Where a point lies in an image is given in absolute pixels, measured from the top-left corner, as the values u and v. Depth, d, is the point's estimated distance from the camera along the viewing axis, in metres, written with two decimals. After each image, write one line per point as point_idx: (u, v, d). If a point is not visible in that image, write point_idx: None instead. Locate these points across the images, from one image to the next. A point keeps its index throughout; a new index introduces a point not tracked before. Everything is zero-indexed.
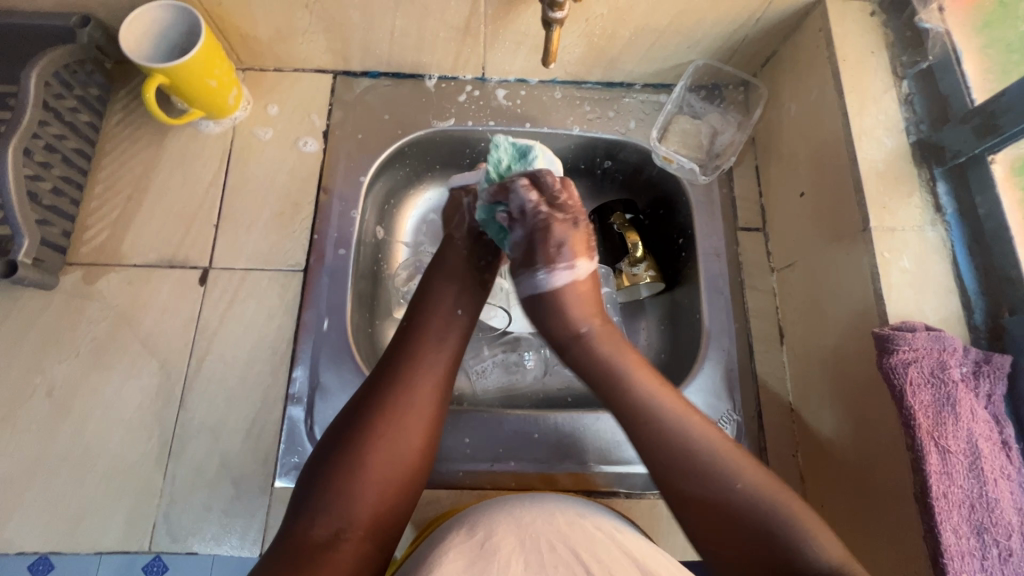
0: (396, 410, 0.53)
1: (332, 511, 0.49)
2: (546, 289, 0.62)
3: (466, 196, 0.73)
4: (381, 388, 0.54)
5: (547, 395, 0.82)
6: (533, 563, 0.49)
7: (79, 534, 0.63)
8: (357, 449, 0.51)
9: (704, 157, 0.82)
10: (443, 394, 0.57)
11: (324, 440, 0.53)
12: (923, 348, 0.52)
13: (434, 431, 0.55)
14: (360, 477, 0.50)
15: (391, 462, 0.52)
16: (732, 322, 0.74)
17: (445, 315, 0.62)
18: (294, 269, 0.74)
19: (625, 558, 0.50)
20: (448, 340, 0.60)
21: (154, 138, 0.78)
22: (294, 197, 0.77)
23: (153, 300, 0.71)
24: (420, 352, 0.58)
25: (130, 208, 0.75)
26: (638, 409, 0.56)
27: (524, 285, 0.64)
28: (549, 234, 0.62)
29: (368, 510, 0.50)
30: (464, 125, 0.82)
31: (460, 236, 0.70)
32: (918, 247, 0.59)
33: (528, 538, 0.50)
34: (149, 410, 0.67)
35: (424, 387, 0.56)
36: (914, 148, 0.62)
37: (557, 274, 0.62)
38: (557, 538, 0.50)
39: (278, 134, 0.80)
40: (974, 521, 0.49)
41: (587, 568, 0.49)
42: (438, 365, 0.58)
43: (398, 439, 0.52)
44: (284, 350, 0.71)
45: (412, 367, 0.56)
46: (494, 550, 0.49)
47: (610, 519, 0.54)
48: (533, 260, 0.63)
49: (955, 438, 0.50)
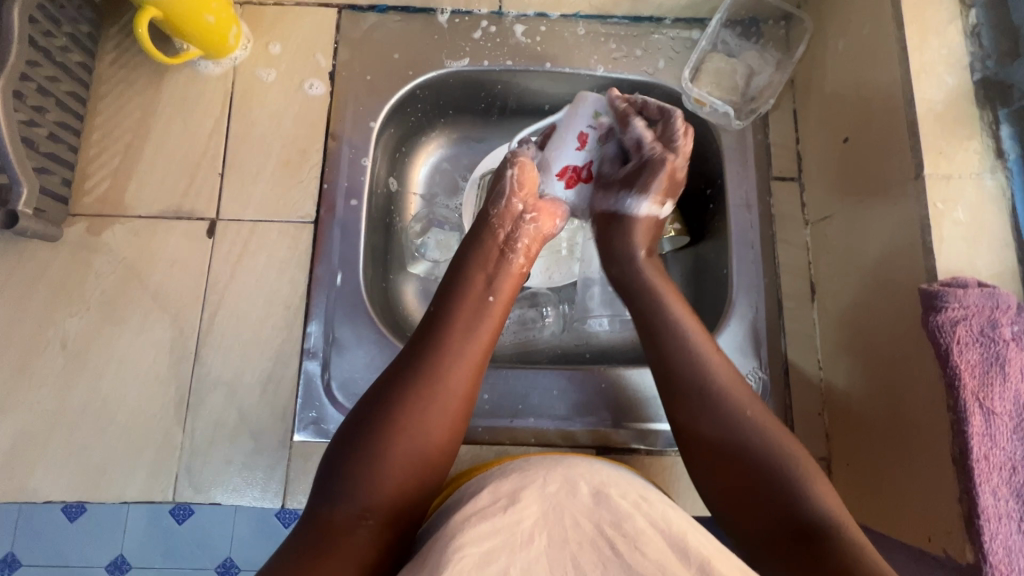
0: (419, 400, 0.52)
1: (355, 497, 0.48)
2: (624, 214, 0.67)
3: (509, 166, 0.65)
4: (408, 377, 0.54)
5: (563, 351, 0.81)
6: (557, 536, 0.48)
7: (102, 486, 0.63)
8: (380, 437, 0.50)
9: (739, 100, 0.76)
10: (474, 384, 0.56)
11: (347, 426, 0.53)
12: (974, 306, 0.49)
13: (462, 420, 0.54)
14: (384, 465, 0.50)
15: (416, 453, 0.51)
16: (761, 278, 0.72)
17: (473, 303, 0.59)
18: (304, 220, 0.71)
19: (654, 530, 0.48)
20: (476, 329, 0.58)
21: (151, 80, 0.73)
22: (301, 144, 0.73)
23: (162, 253, 0.69)
24: (449, 341, 0.56)
25: (131, 156, 0.71)
26: (703, 384, 0.55)
27: (610, 207, 0.68)
28: (653, 169, 0.65)
29: (390, 497, 0.49)
30: (479, 65, 0.77)
31: (495, 215, 0.64)
32: (975, 197, 0.54)
33: (551, 509, 0.49)
34: (163, 364, 0.66)
35: (451, 378, 0.54)
36: (977, 87, 0.56)
37: (646, 205, 0.67)
38: (581, 512, 0.49)
39: (282, 74, 0.75)
40: (1014, 483, 0.47)
41: (611, 544, 0.47)
42: (468, 355, 0.56)
43: (423, 430, 0.52)
44: (296, 304, 0.69)
45: (440, 357, 0.55)
46: (518, 520, 0.48)
47: (637, 487, 0.53)
48: (628, 190, 0.66)
49: (1001, 400, 0.48)
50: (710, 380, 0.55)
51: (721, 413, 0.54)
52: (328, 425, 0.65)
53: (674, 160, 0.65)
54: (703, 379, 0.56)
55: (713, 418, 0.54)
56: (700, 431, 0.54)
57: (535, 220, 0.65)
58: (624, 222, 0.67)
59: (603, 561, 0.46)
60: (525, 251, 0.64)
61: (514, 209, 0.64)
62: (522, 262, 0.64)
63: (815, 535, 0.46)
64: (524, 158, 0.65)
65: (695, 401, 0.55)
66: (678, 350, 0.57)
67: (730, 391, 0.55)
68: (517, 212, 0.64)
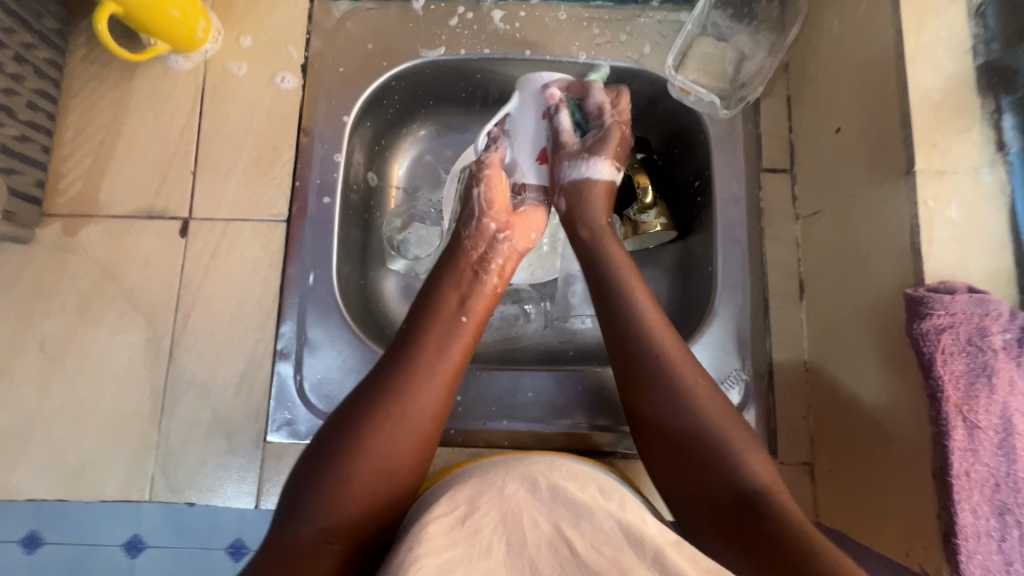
0: (385, 422, 0.51)
1: (318, 519, 0.48)
2: (584, 175, 0.65)
3: (478, 183, 0.64)
4: (375, 398, 0.53)
5: (546, 348, 0.79)
6: (515, 538, 0.47)
7: (82, 484, 0.64)
8: (345, 460, 0.50)
9: (727, 88, 0.71)
10: (444, 405, 0.54)
11: (314, 447, 0.52)
12: (962, 313, 0.46)
13: (431, 441, 0.54)
14: (348, 488, 0.49)
15: (381, 475, 0.50)
16: (747, 276, 0.69)
17: (445, 321, 0.57)
18: (276, 219, 0.70)
19: (613, 526, 0.48)
20: (448, 348, 0.56)
21: (122, 76, 0.72)
22: (273, 140, 0.72)
23: (136, 253, 0.69)
24: (419, 361, 0.55)
25: (104, 154, 0.71)
26: (665, 386, 0.54)
27: (570, 171, 0.65)
28: (606, 131, 0.66)
29: (354, 520, 0.48)
30: (456, 54, 0.74)
31: (468, 235, 0.63)
32: (970, 194, 0.50)
33: (509, 514, 0.48)
34: (139, 365, 0.66)
35: (420, 400, 0.53)
36: (979, 73, 0.52)
37: (602, 165, 0.65)
38: (540, 511, 0.49)
39: (253, 68, 0.73)
40: (996, 500, 0.44)
41: (569, 543, 0.47)
42: (439, 375, 0.54)
43: (389, 453, 0.51)
44: (270, 305, 0.68)
45: (408, 377, 0.53)
46: (475, 531, 0.47)
47: (598, 481, 0.53)
48: (585, 150, 0.65)
49: (986, 413, 0.45)
50: (671, 383, 0.54)
51: (682, 410, 0.53)
52: (301, 426, 0.65)
53: (624, 124, 0.67)
54: (663, 376, 0.55)
55: (672, 414, 0.53)
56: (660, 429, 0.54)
57: (512, 236, 0.64)
58: (583, 186, 0.65)
59: (561, 563, 0.46)
60: (499, 271, 0.63)
61: (487, 230, 0.63)
62: (497, 282, 0.62)
63: (774, 537, 0.45)
64: (492, 173, 0.64)
65: (655, 401, 0.54)
66: (641, 349, 0.56)
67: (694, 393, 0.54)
68: (488, 228, 0.63)
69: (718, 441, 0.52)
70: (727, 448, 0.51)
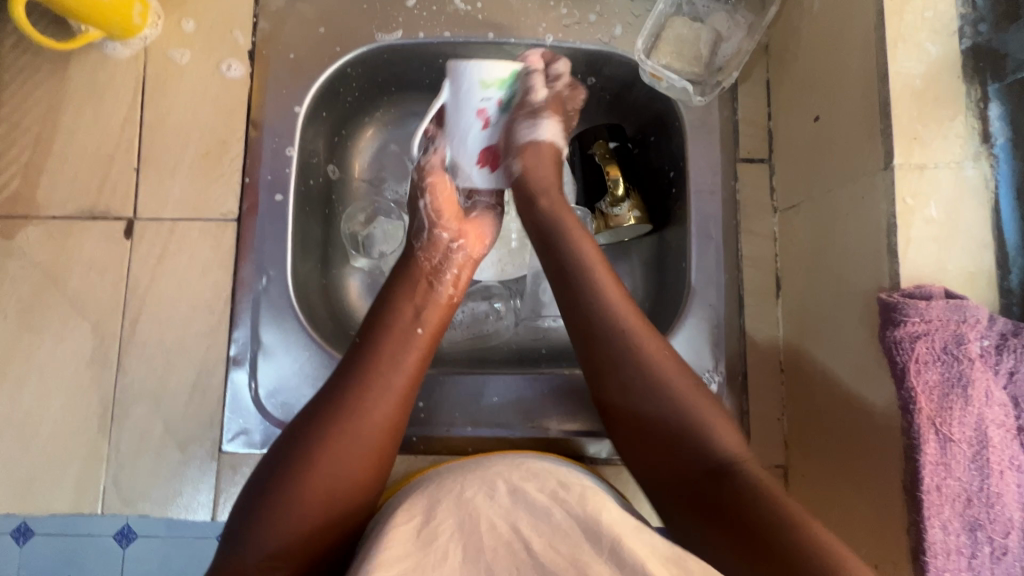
0: (336, 439, 0.49)
1: (266, 541, 0.46)
2: (530, 138, 0.62)
3: (421, 196, 0.63)
4: (325, 415, 0.50)
5: (517, 347, 0.76)
6: (473, 545, 0.45)
7: (28, 499, 0.61)
8: (293, 481, 0.47)
9: (703, 71, 0.67)
10: (398, 421, 0.52)
11: (262, 467, 0.49)
12: (937, 320, 0.43)
13: (384, 457, 0.51)
14: (296, 510, 0.46)
15: (332, 495, 0.48)
16: (722, 272, 0.66)
17: (400, 333, 0.55)
18: (226, 218, 0.66)
19: (568, 520, 0.46)
20: (402, 360, 0.53)
21: (56, 65, 0.67)
22: (220, 133, 0.67)
23: (78, 257, 0.65)
24: (371, 374, 0.52)
25: (41, 151, 0.66)
26: (645, 377, 0.51)
27: (515, 133, 0.62)
28: (556, 103, 0.64)
29: (304, 540, 0.46)
30: (415, 37, 0.69)
31: (420, 247, 0.62)
32: (952, 190, 0.47)
33: (467, 520, 0.47)
34: (84, 374, 0.63)
35: (372, 415, 0.50)
36: (964, 57, 0.48)
37: (548, 129, 0.63)
38: (497, 514, 0.47)
39: (197, 55, 0.68)
40: (967, 516, 0.42)
41: (527, 545, 0.45)
42: (390, 391, 0.52)
43: (341, 471, 0.48)
44: (221, 309, 0.65)
45: (360, 392, 0.51)
46: (432, 539, 0.46)
47: (556, 475, 0.51)
48: (533, 115, 0.62)
49: (960, 425, 0.43)
50: (648, 374, 0.51)
51: (646, 379, 0.51)
52: (256, 435, 0.62)
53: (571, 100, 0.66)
54: (639, 369, 0.52)
55: (641, 386, 0.51)
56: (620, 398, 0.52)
57: (463, 245, 0.63)
58: (531, 150, 0.62)
59: (519, 567, 0.44)
60: (455, 281, 0.61)
61: (440, 240, 0.62)
62: (452, 291, 0.60)
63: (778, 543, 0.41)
64: (435, 181, 0.63)
65: (629, 382, 0.51)
66: (599, 321, 0.54)
67: (657, 364, 0.52)
68: (439, 237, 0.62)
69: (680, 410, 0.50)
70: (690, 418, 0.50)
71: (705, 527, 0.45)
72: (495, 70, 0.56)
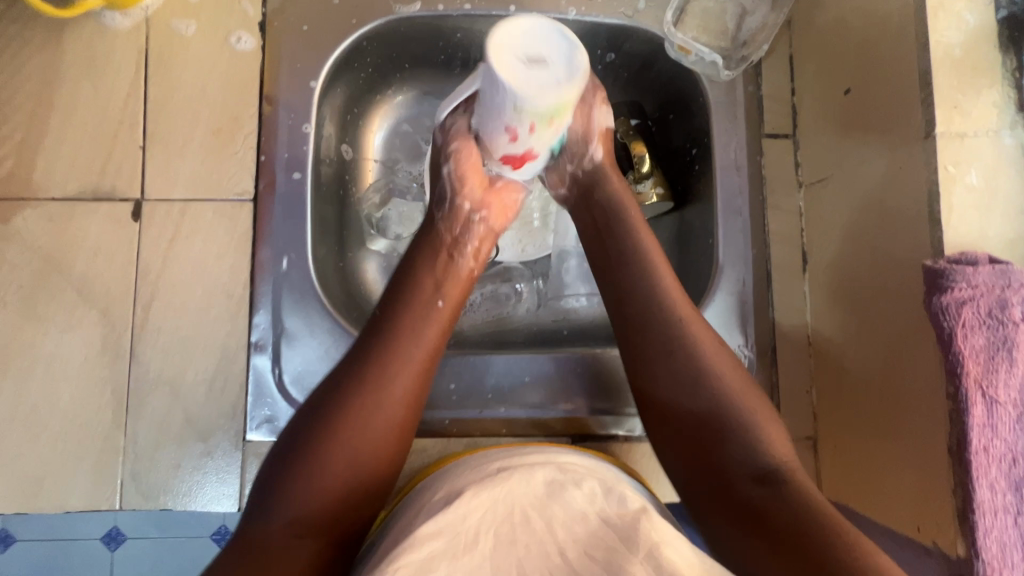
0: (359, 412, 0.48)
1: (290, 514, 0.45)
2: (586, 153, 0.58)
3: (444, 162, 0.57)
4: (346, 387, 0.48)
5: (539, 328, 0.75)
6: (503, 540, 0.44)
7: (41, 497, 0.58)
8: (316, 452, 0.46)
9: (729, 46, 0.67)
10: (417, 393, 0.50)
11: (282, 439, 0.48)
12: (983, 285, 0.44)
13: (407, 430, 0.50)
14: (320, 481, 0.46)
15: (356, 466, 0.47)
16: (749, 248, 0.66)
17: (421, 307, 0.53)
18: (242, 198, 0.63)
19: (605, 529, 0.45)
20: (423, 333, 0.52)
21: (49, 35, 0.63)
22: (231, 110, 0.64)
23: (83, 241, 0.61)
24: (392, 347, 0.50)
25: (36, 129, 0.62)
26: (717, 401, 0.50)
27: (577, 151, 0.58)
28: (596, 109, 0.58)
29: (328, 512, 0.46)
30: (434, 10, 0.67)
31: (442, 217, 0.58)
32: (991, 158, 0.47)
33: (501, 508, 0.46)
34: (96, 365, 0.60)
35: (394, 388, 0.49)
36: (1001, 26, 0.48)
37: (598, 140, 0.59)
38: (532, 508, 0.46)
39: (203, 27, 0.64)
40: (1013, 475, 0.44)
41: (559, 544, 0.44)
42: (409, 363, 0.50)
43: (364, 443, 0.47)
44: (240, 294, 0.62)
45: (382, 364, 0.49)
46: (464, 519, 0.45)
47: (596, 474, 0.49)
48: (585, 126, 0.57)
49: (1006, 387, 0.44)
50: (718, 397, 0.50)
51: (696, 383, 0.51)
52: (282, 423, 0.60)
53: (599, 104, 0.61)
54: (714, 391, 0.50)
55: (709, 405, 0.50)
56: (656, 396, 0.52)
57: (484, 216, 0.59)
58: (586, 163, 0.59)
59: (550, 567, 0.44)
60: (475, 253, 0.59)
61: (462, 210, 0.58)
62: (472, 264, 0.58)
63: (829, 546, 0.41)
64: (460, 147, 0.56)
65: (699, 400, 0.50)
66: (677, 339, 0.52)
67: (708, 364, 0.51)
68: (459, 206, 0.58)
69: (739, 423, 0.49)
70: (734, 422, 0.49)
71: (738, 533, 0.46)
72: (541, 103, 0.45)
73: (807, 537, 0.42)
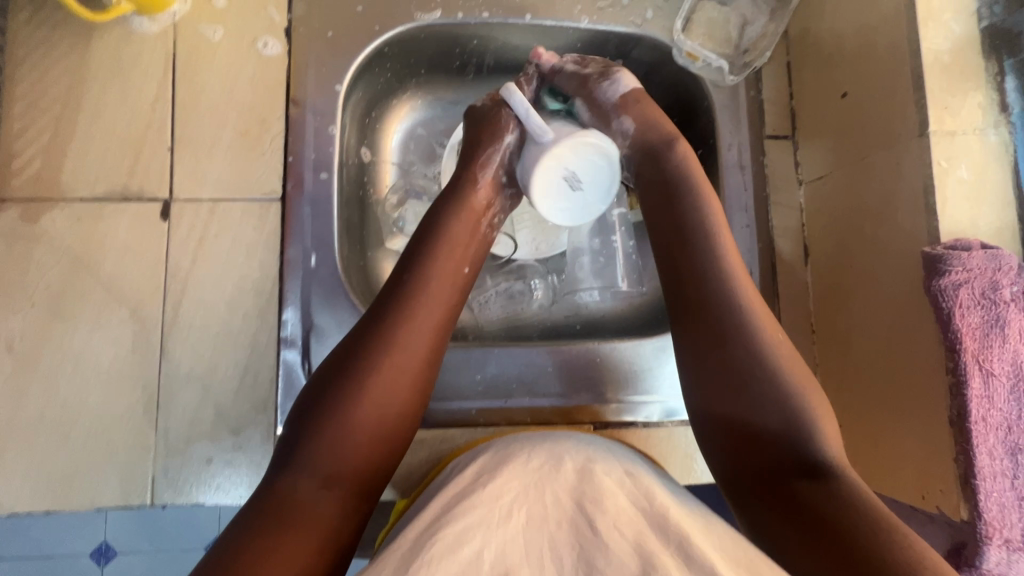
0: (383, 369, 0.49)
1: (317, 467, 0.46)
2: (618, 89, 0.62)
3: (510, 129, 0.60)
4: (369, 346, 0.50)
5: (554, 323, 0.78)
6: (535, 516, 0.43)
7: (72, 494, 0.58)
8: (342, 407, 0.48)
9: (733, 52, 0.71)
10: (435, 351, 0.52)
11: (307, 396, 0.49)
12: (977, 268, 0.48)
13: (426, 388, 0.52)
14: (347, 435, 0.47)
15: (380, 421, 0.49)
16: (755, 242, 0.70)
17: (440, 271, 0.55)
18: (270, 198, 0.65)
19: (632, 506, 0.45)
20: (442, 296, 0.54)
21: (77, 40, 0.64)
22: (259, 112, 0.66)
23: (111, 240, 0.62)
24: (413, 309, 0.52)
25: (63, 130, 0.63)
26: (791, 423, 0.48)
27: (607, 94, 0.62)
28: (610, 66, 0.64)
29: (355, 466, 0.47)
30: (453, 18, 0.70)
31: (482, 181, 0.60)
32: (978, 154, 0.52)
33: (531, 487, 0.45)
34: (126, 362, 0.61)
35: (415, 348, 0.51)
36: (983, 35, 0.53)
37: (624, 80, 0.63)
38: (563, 486, 0.45)
39: (230, 32, 0.66)
40: (1009, 441, 0.48)
41: (590, 520, 0.43)
42: (429, 323, 0.52)
43: (387, 400, 0.49)
44: (269, 291, 0.64)
45: (404, 324, 0.51)
46: (496, 497, 0.45)
47: (624, 463, 0.50)
48: (601, 75, 0.63)
49: (999, 360, 0.48)
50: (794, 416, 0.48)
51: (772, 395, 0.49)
52: None
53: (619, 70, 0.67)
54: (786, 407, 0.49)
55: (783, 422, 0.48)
56: (738, 396, 0.50)
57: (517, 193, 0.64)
58: (627, 101, 0.62)
59: (581, 540, 0.42)
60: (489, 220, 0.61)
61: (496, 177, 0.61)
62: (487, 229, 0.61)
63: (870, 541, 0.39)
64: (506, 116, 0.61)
65: (770, 411, 0.49)
66: (758, 352, 0.50)
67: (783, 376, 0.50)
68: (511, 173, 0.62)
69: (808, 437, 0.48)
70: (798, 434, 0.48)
71: (787, 545, 0.43)
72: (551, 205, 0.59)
73: (857, 526, 0.40)
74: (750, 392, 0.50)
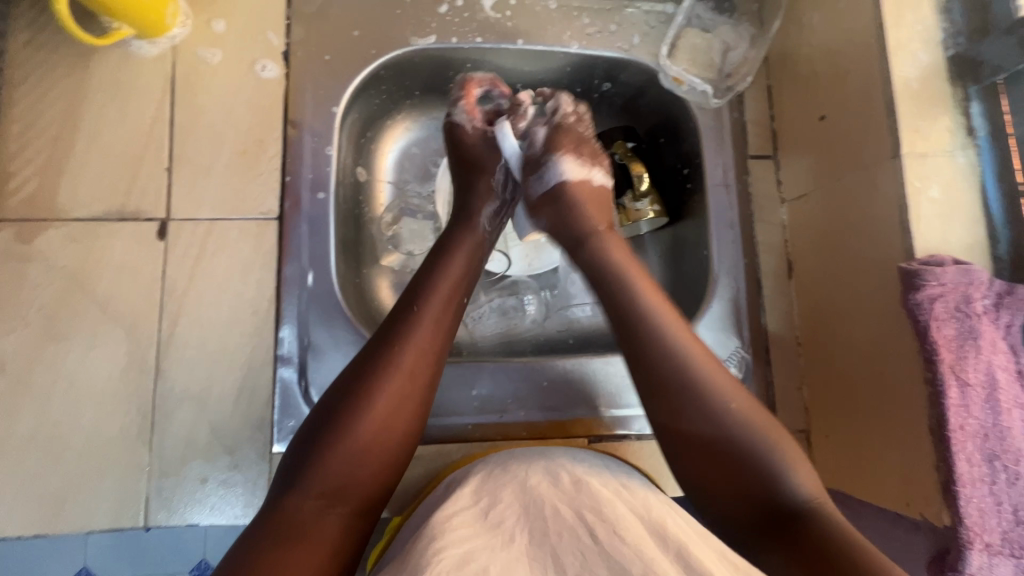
0: (387, 392, 0.50)
1: (321, 487, 0.47)
2: (554, 178, 0.61)
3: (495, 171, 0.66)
4: (375, 369, 0.51)
5: (547, 338, 0.79)
6: (536, 532, 0.44)
7: (64, 516, 0.58)
8: (348, 429, 0.48)
9: (716, 76, 0.74)
10: (435, 374, 0.54)
11: (313, 417, 0.50)
12: (951, 283, 0.51)
13: (427, 409, 0.53)
14: (352, 456, 0.48)
15: (383, 442, 0.49)
16: (741, 258, 0.72)
17: (443, 296, 0.56)
18: (267, 217, 0.66)
19: (632, 515, 0.46)
20: (443, 321, 0.55)
21: (76, 62, 0.65)
22: (256, 133, 0.67)
23: (108, 260, 0.62)
24: (416, 333, 0.53)
25: (60, 150, 0.64)
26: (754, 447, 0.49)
27: (539, 180, 0.62)
28: (561, 135, 0.63)
29: (360, 485, 0.48)
30: (447, 42, 0.72)
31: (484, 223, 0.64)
32: (949, 174, 0.55)
33: (531, 505, 0.46)
34: (120, 382, 0.61)
35: (418, 370, 0.52)
36: (949, 63, 0.56)
37: (570, 165, 0.62)
38: (561, 499, 0.47)
39: (228, 55, 0.68)
40: (986, 449, 0.50)
41: (591, 530, 0.44)
42: (431, 347, 0.54)
43: (391, 422, 0.50)
44: (266, 308, 0.64)
45: (408, 348, 0.52)
46: (498, 522, 0.45)
47: (616, 476, 0.51)
48: (549, 152, 0.62)
49: (974, 371, 0.50)
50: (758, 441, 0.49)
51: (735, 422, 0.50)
52: None
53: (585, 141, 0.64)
54: (746, 427, 0.49)
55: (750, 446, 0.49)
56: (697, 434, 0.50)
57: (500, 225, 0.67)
58: (556, 190, 0.61)
59: (582, 550, 0.43)
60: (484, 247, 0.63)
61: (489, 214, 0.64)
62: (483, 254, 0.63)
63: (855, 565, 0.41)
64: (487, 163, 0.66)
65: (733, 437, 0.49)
66: (703, 393, 0.50)
67: (739, 391, 0.51)
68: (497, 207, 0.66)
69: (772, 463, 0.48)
70: (761, 447, 0.49)
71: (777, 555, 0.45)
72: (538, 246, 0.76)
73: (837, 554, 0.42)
74: (707, 432, 0.50)
